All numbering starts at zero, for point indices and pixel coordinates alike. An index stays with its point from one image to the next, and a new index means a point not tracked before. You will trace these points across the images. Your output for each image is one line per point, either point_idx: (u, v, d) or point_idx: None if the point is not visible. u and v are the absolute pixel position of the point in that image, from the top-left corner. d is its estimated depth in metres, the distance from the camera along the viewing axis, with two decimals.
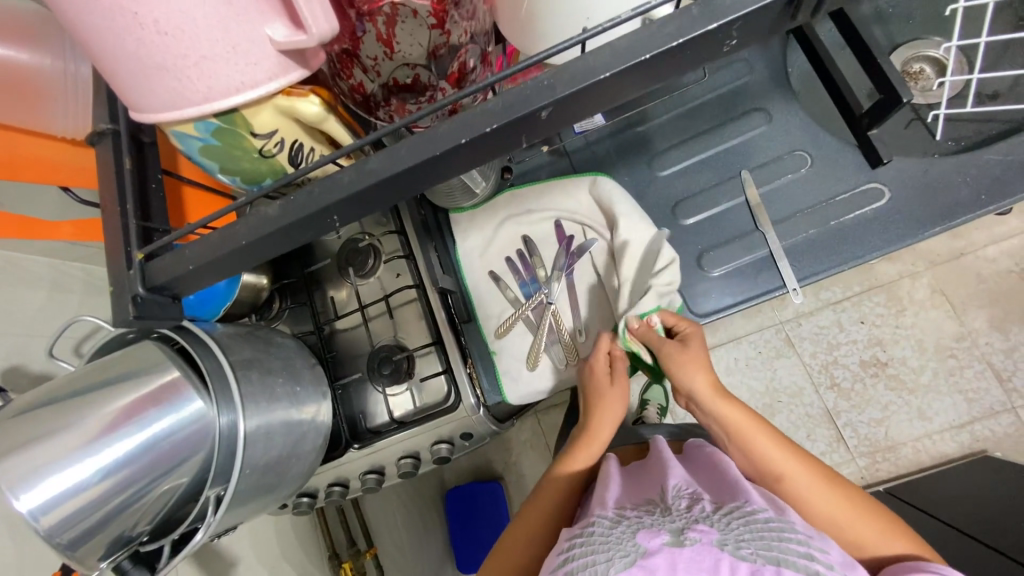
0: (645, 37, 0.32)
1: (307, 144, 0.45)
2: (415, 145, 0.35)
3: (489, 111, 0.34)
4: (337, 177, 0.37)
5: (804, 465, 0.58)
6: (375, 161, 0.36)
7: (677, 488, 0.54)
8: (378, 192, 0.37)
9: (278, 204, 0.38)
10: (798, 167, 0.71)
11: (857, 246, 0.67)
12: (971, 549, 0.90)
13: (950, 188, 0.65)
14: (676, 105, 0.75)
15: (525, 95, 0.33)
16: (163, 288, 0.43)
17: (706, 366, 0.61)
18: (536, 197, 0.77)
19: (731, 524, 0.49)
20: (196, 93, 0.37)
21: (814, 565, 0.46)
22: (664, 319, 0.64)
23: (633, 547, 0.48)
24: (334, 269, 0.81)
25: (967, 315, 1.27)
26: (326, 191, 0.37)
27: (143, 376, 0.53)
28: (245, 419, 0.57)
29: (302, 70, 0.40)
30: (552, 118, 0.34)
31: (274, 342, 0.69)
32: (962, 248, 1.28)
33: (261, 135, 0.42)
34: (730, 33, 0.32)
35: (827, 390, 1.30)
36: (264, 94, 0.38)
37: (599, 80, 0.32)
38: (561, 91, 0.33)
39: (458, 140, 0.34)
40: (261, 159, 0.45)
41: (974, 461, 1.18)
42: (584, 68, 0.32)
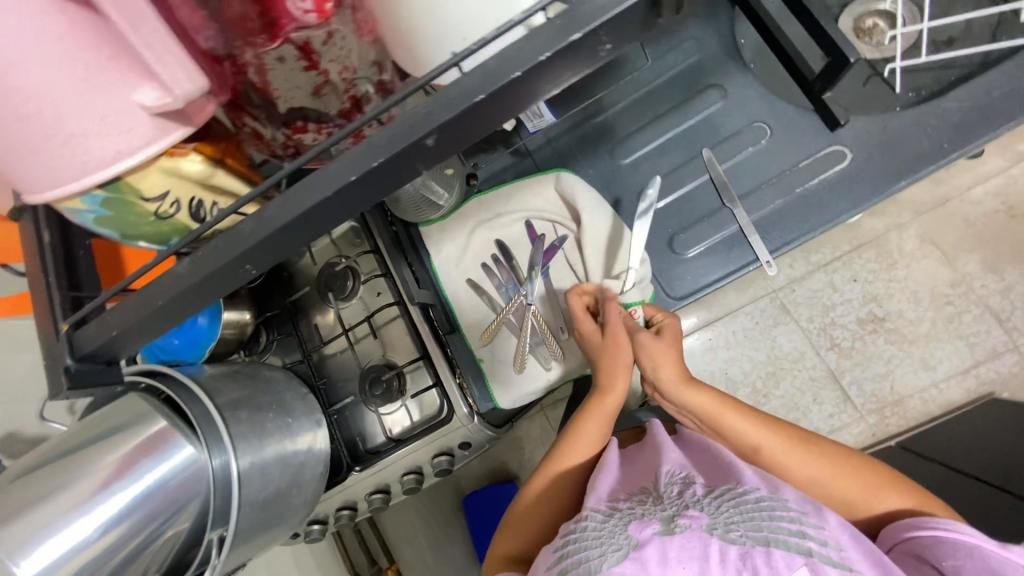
0: (515, 52, 0.31)
1: (206, 199, 0.44)
2: (313, 184, 0.35)
3: (376, 145, 0.33)
4: (243, 226, 0.36)
5: (778, 437, 0.61)
6: (273, 209, 0.35)
7: (671, 473, 0.55)
8: (303, 225, 0.36)
9: (187, 261, 0.38)
10: (757, 139, 0.71)
11: (826, 211, 0.66)
12: (982, 495, 0.90)
13: (909, 142, 0.65)
14: (630, 92, 0.75)
15: (408, 124, 0.33)
16: (92, 356, 0.44)
17: (673, 354, 0.64)
18: (506, 200, 0.76)
19: (722, 507, 0.50)
20: (72, 170, 0.36)
21: (806, 542, 0.47)
22: (647, 310, 0.67)
23: (625, 540, 0.48)
24: (314, 295, 0.81)
25: (959, 260, 1.26)
26: (230, 246, 0.37)
27: (132, 428, 0.54)
28: (237, 458, 0.57)
29: (185, 128, 0.38)
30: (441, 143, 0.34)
31: (263, 376, 0.69)
32: (946, 194, 1.28)
33: (153, 199, 0.41)
34: (603, 36, 0.31)
35: (828, 351, 1.30)
36: (144, 159, 0.37)
37: (475, 103, 0.32)
38: (441, 118, 0.32)
39: (348, 178, 0.34)
40: (161, 222, 0.43)
41: (983, 405, 1.18)
42: (458, 93, 0.32)
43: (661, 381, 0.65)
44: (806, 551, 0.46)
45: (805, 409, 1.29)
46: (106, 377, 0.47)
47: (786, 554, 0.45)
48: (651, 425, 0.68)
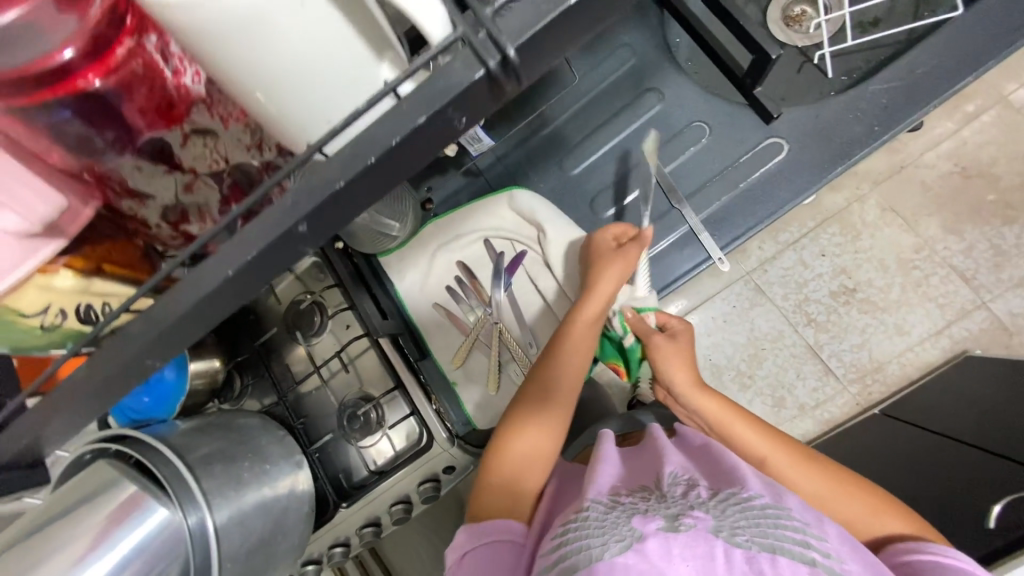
0: (396, 125, 0.30)
1: (96, 300, 0.44)
2: (208, 270, 0.32)
3: (250, 237, 0.31)
4: (149, 312, 0.33)
5: (783, 450, 0.63)
6: (156, 309, 0.33)
7: (674, 475, 0.56)
8: (210, 309, 0.33)
9: (82, 366, 0.35)
10: (698, 138, 0.72)
11: (770, 202, 0.68)
12: (955, 453, 0.93)
13: (843, 128, 0.67)
14: (572, 103, 0.76)
15: (280, 209, 0.31)
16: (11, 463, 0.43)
17: (687, 359, 0.68)
18: (462, 221, 0.77)
19: (727, 510, 0.50)
20: None
21: (809, 552, 0.48)
22: (659, 319, 0.71)
23: (628, 531, 0.48)
24: (282, 334, 0.80)
25: (920, 225, 1.30)
26: (114, 352, 0.34)
27: (98, 498, 0.53)
28: (212, 514, 0.56)
29: (56, 242, 0.40)
30: (328, 214, 0.31)
31: (236, 426, 0.69)
32: (901, 162, 1.31)
33: (34, 313, 0.41)
34: (455, 111, 0.30)
35: (805, 327, 1.32)
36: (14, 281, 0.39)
37: (335, 191, 0.30)
38: (305, 209, 0.30)
39: (227, 271, 0.32)
40: (49, 332, 0.43)
41: (958, 364, 1.21)
42: (313, 187, 0.30)
43: (674, 385, 0.68)
44: (809, 561, 0.47)
45: (790, 386, 1.32)
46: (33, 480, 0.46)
47: (791, 563, 0.46)
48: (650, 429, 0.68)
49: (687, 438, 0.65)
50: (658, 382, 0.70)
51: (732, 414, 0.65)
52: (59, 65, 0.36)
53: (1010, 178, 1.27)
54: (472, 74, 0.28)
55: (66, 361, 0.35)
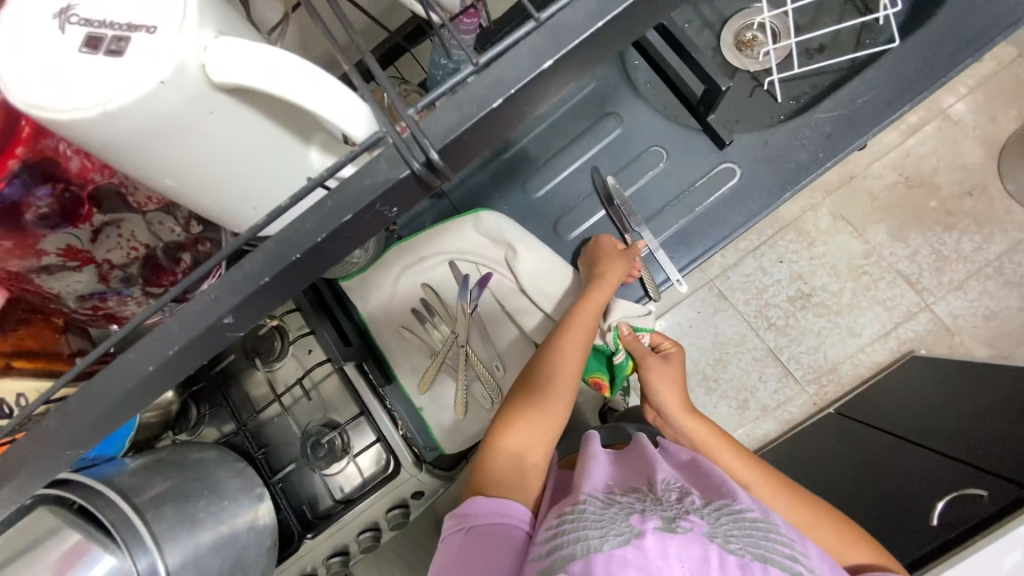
0: (338, 201, 0.29)
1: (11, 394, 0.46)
2: (143, 350, 0.30)
3: (183, 320, 0.30)
4: (71, 399, 0.31)
5: (762, 476, 0.65)
6: (78, 397, 0.31)
7: (667, 481, 0.59)
8: (145, 392, 0.32)
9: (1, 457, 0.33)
10: (656, 162, 0.74)
11: (722, 227, 0.70)
12: (901, 450, 0.98)
13: (789, 153, 0.69)
14: (535, 125, 0.76)
15: (226, 284, 0.30)
16: None
17: (677, 383, 0.73)
18: (428, 243, 0.75)
19: (721, 519, 0.53)
20: None
21: (797, 566, 0.50)
22: (653, 339, 0.77)
23: (626, 527, 0.50)
24: (242, 359, 0.77)
25: (869, 232, 1.37)
26: (38, 442, 0.32)
27: (36, 549, 0.50)
28: (164, 557, 0.54)
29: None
30: (281, 282, 0.30)
31: (191, 460, 0.65)
32: (851, 172, 1.38)
33: None
34: (383, 206, 0.29)
35: (766, 330, 1.37)
36: None
37: (260, 287, 0.30)
38: (230, 303, 0.30)
39: (173, 347, 0.30)
40: None
41: (904, 363, 1.28)
42: (243, 276, 0.29)
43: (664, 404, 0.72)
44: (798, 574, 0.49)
45: (752, 387, 1.37)
46: None
47: (782, 573, 0.48)
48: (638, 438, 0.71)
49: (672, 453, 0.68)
50: (648, 403, 0.75)
51: (715, 438, 0.69)
52: None
53: (948, 187, 1.36)
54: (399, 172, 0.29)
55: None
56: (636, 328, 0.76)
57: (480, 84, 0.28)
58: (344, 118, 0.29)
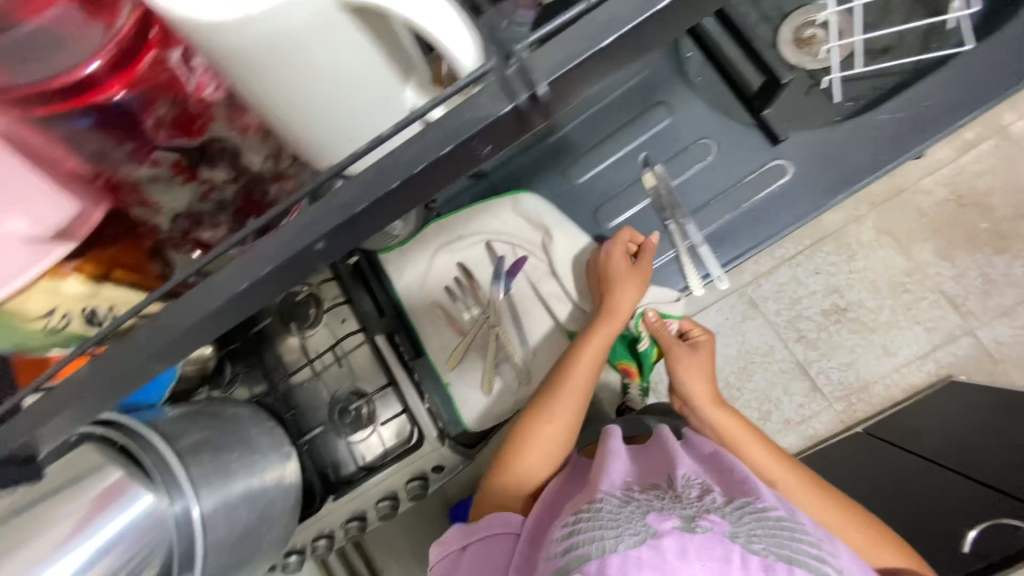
0: (415, 149, 0.30)
1: (101, 305, 0.44)
2: (209, 289, 0.32)
3: (262, 256, 0.31)
4: (161, 316, 0.33)
5: (793, 472, 0.64)
6: (169, 314, 0.33)
7: (686, 477, 0.57)
8: (212, 326, 0.33)
9: (90, 366, 0.35)
10: (704, 155, 0.74)
11: (770, 225, 0.70)
12: (933, 475, 0.95)
13: (844, 155, 0.69)
14: (581, 111, 0.76)
15: (299, 227, 0.31)
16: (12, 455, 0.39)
17: (707, 373, 0.70)
18: (464, 224, 0.77)
19: (744, 518, 0.52)
20: None
21: (824, 567, 0.50)
22: (682, 326, 0.74)
23: (643, 527, 0.50)
24: (278, 324, 0.79)
25: (914, 249, 1.31)
26: (127, 354, 0.34)
27: (80, 484, 0.51)
28: (200, 501, 0.56)
29: (66, 245, 0.39)
30: (357, 224, 0.31)
31: (226, 414, 0.68)
32: (899, 185, 1.33)
33: (39, 318, 0.40)
34: (479, 141, 0.29)
35: (795, 343, 1.34)
36: (24, 283, 0.38)
37: (356, 214, 0.30)
38: (327, 226, 0.30)
39: (239, 287, 0.32)
40: (54, 335, 0.43)
41: (942, 388, 1.23)
42: (342, 202, 0.30)
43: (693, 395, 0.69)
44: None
45: (777, 400, 1.33)
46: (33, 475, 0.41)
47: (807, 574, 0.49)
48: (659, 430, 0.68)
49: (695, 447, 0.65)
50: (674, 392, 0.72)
51: (745, 432, 0.66)
52: (78, 79, 0.35)
53: (1004, 208, 1.29)
54: (495, 111, 0.29)
55: (71, 359, 0.35)
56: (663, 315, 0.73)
57: (585, 26, 0.28)
58: (456, 45, 0.30)
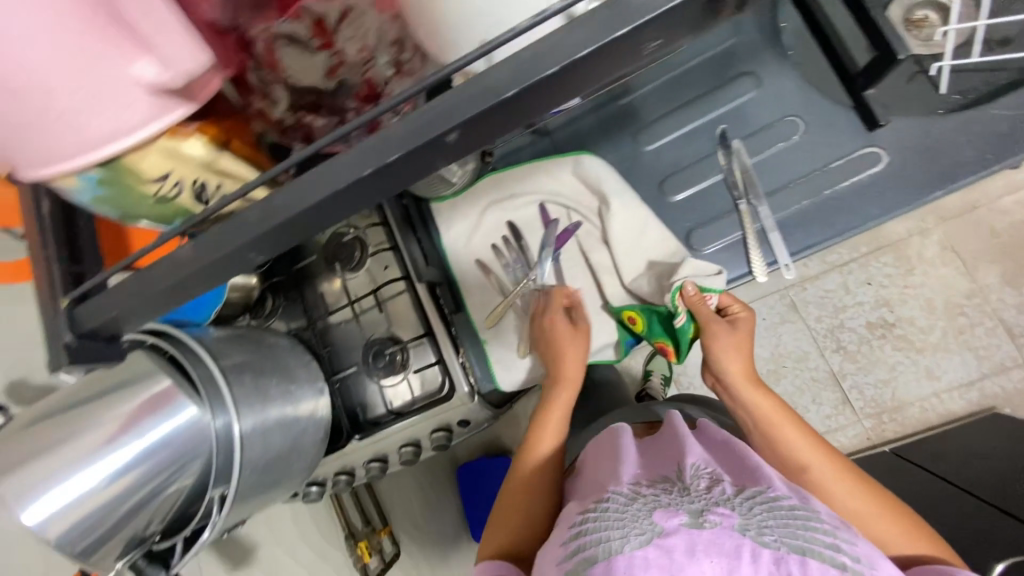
0: (548, 50, 0.28)
1: (212, 180, 0.41)
2: (315, 180, 0.32)
3: (363, 153, 0.31)
4: (264, 201, 0.34)
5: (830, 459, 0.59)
6: (276, 198, 0.33)
7: (696, 466, 0.56)
8: (299, 226, 0.34)
9: (186, 246, 0.36)
10: (790, 134, 0.72)
11: (852, 217, 0.68)
12: (966, 504, 0.91)
13: (951, 149, 0.66)
14: (662, 73, 0.74)
15: (426, 119, 0.30)
16: (92, 334, 0.41)
17: (745, 350, 0.65)
18: (521, 180, 0.77)
19: (754, 509, 0.50)
20: (66, 148, 0.33)
21: (840, 556, 0.47)
22: (723, 299, 0.67)
23: (649, 526, 0.49)
24: (321, 263, 0.80)
25: (978, 271, 1.23)
26: (225, 237, 0.34)
27: (131, 387, 0.53)
28: (240, 420, 0.58)
29: (185, 106, 0.35)
30: (487, 119, 0.30)
31: (266, 342, 0.69)
32: (975, 202, 1.23)
33: (153, 180, 0.38)
34: (651, 34, 0.28)
35: (832, 353, 1.27)
36: (142, 138, 0.34)
37: (504, 99, 0.29)
38: (464, 113, 0.30)
39: (361, 173, 0.31)
40: (163, 204, 0.40)
41: (982, 418, 1.16)
42: (482, 86, 0.29)
43: (728, 373, 0.65)
44: (840, 565, 0.46)
45: (803, 408, 1.28)
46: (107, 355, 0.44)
47: (822, 566, 0.46)
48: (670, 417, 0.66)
49: (708, 436, 0.64)
50: (706, 369, 0.67)
51: (780, 414, 0.62)
52: None
53: None
54: (668, 0, 0.27)
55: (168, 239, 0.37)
56: (702, 288, 0.67)
57: None
58: None
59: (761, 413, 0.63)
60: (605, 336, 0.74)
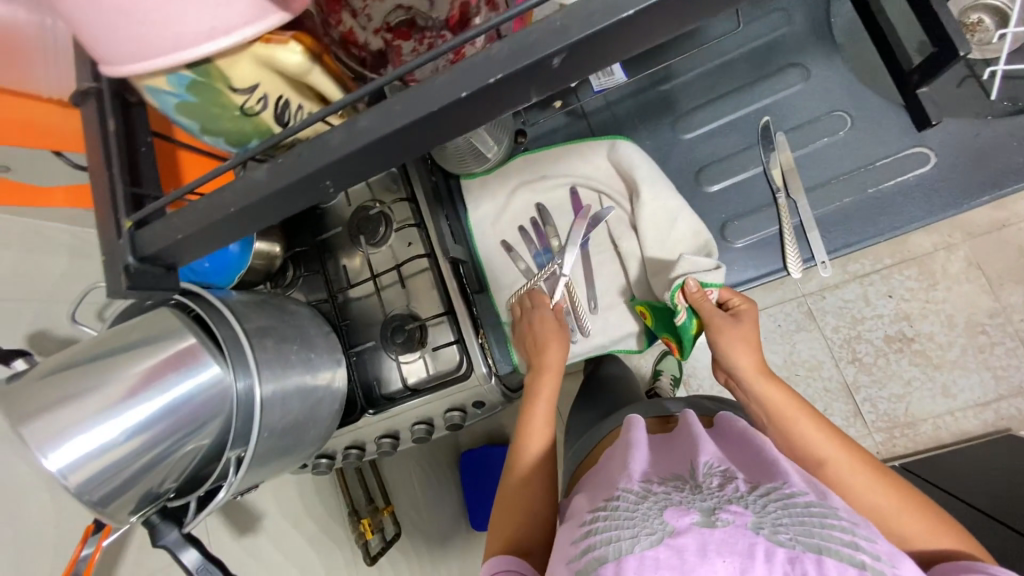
0: None
1: (295, 100, 0.41)
2: (411, 99, 0.33)
3: (459, 76, 0.32)
4: (355, 121, 0.34)
5: (850, 455, 0.55)
6: (366, 120, 0.34)
7: (709, 464, 0.49)
8: (380, 150, 0.35)
9: (267, 168, 0.38)
10: (836, 129, 0.70)
11: (894, 218, 0.67)
12: (978, 524, 0.88)
13: (1001, 153, 0.65)
14: (703, 62, 0.75)
15: (535, 38, 0.30)
16: (154, 257, 0.44)
17: (753, 343, 0.62)
18: (553, 162, 0.77)
19: (768, 507, 0.43)
20: (163, 41, 0.34)
21: (860, 556, 0.41)
22: (722, 294, 0.66)
23: (660, 525, 0.43)
24: (345, 236, 0.80)
25: (1003, 290, 1.17)
26: (316, 155, 0.36)
27: (158, 342, 0.53)
28: (261, 384, 0.58)
29: (281, 14, 0.35)
30: (589, 46, 0.30)
31: (287, 310, 0.69)
32: (1003, 220, 1.17)
33: (242, 90, 0.38)
34: None
35: (847, 364, 1.24)
36: (238, 41, 0.34)
37: (622, 19, 0.29)
38: (575, 35, 0.30)
39: (458, 95, 0.32)
40: (245, 119, 0.41)
41: (997, 439, 1.11)
42: (600, 5, 0.29)
43: (739, 368, 0.62)
44: (859, 564, 0.40)
45: None
46: (164, 283, 0.46)
47: (839, 565, 0.40)
48: (686, 414, 0.61)
49: (726, 430, 0.59)
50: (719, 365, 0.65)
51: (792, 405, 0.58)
52: None
53: None
54: None
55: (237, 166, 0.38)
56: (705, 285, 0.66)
57: None
58: None
59: (775, 406, 0.59)
60: (627, 326, 0.74)
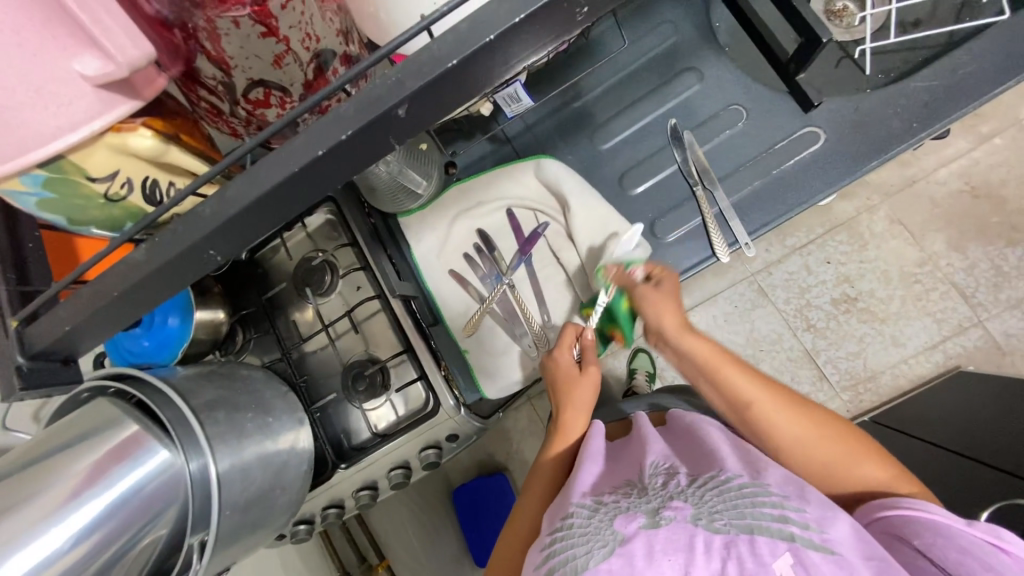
0: (491, 14, 0.30)
1: (164, 179, 0.45)
2: (273, 164, 0.34)
3: (314, 136, 0.33)
4: (229, 191, 0.35)
5: (771, 394, 0.58)
6: (234, 188, 0.34)
7: (655, 464, 0.51)
8: (268, 207, 0.35)
9: (143, 248, 0.37)
10: (735, 121, 0.77)
11: (800, 193, 0.72)
12: (946, 463, 0.92)
13: (882, 121, 0.70)
14: (608, 77, 0.80)
15: (379, 93, 0.32)
16: (47, 353, 0.43)
17: (674, 302, 0.63)
18: (482, 189, 0.79)
19: (706, 496, 0.46)
20: (8, 147, 0.35)
21: (788, 528, 0.43)
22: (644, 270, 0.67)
23: (610, 536, 0.44)
24: (292, 291, 0.78)
25: (926, 240, 1.27)
26: (189, 229, 0.36)
27: (97, 436, 0.50)
28: (215, 461, 0.55)
29: (133, 102, 0.37)
30: (442, 84, 0.32)
31: (239, 376, 0.67)
32: (913, 176, 1.28)
33: (101, 179, 0.41)
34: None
35: (804, 332, 1.30)
36: (87, 135, 0.36)
37: (448, 69, 0.31)
38: (413, 84, 0.31)
39: (315, 154, 0.33)
40: (112, 204, 0.44)
41: (950, 378, 1.18)
42: (428, 59, 0.31)
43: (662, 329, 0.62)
44: (788, 536, 0.43)
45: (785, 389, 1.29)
46: (63, 377, 0.46)
47: (770, 541, 0.42)
48: (635, 417, 0.62)
49: (674, 424, 0.61)
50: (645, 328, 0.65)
51: (719, 356, 0.59)
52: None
53: (1018, 201, 1.24)
54: None
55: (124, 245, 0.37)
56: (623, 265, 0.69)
57: None
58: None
59: (703, 359, 0.60)
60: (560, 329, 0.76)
